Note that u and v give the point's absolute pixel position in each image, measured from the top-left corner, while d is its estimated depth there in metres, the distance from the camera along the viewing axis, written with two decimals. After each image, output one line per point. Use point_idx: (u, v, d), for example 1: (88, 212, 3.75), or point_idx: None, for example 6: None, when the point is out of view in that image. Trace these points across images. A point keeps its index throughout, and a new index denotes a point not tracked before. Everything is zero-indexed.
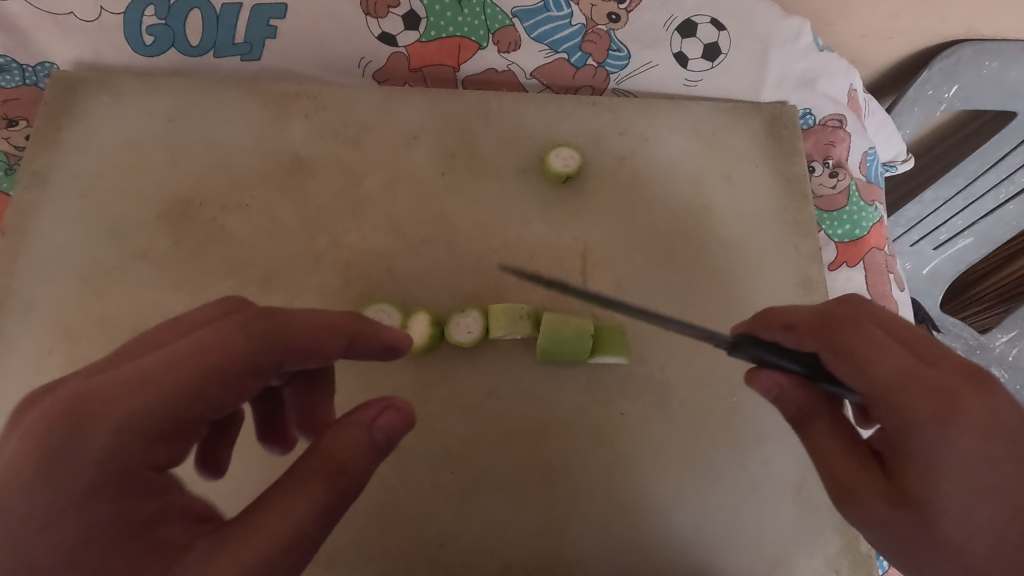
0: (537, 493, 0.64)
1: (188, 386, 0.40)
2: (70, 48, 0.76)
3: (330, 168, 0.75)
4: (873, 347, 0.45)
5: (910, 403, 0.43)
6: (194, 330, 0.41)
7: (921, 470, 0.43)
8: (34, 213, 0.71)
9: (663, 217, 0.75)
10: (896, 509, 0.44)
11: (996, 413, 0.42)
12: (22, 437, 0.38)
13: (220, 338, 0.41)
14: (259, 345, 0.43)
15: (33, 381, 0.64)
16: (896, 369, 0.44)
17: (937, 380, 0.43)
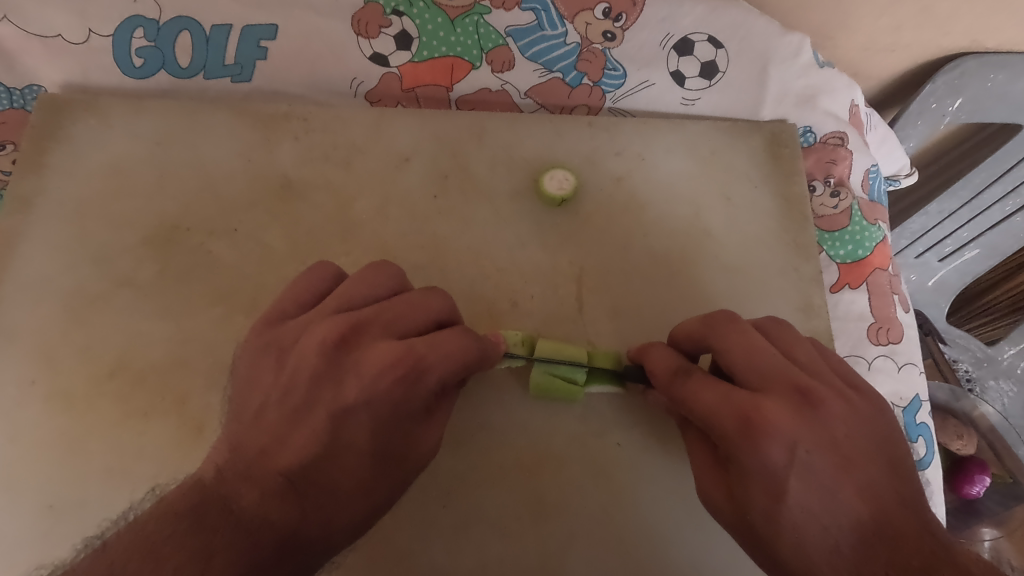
0: (531, 529, 0.62)
1: (394, 411, 0.52)
2: (59, 70, 0.75)
3: (320, 191, 0.73)
4: (696, 388, 0.53)
5: (723, 429, 0.50)
6: (397, 369, 0.51)
7: (740, 477, 0.51)
8: (18, 238, 0.70)
9: (659, 240, 0.73)
10: (727, 503, 0.52)
11: (800, 428, 0.49)
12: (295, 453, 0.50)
13: (414, 374, 0.52)
14: (430, 376, 0.52)
15: (15, 413, 0.63)
16: (713, 402, 0.51)
17: (749, 404, 0.50)
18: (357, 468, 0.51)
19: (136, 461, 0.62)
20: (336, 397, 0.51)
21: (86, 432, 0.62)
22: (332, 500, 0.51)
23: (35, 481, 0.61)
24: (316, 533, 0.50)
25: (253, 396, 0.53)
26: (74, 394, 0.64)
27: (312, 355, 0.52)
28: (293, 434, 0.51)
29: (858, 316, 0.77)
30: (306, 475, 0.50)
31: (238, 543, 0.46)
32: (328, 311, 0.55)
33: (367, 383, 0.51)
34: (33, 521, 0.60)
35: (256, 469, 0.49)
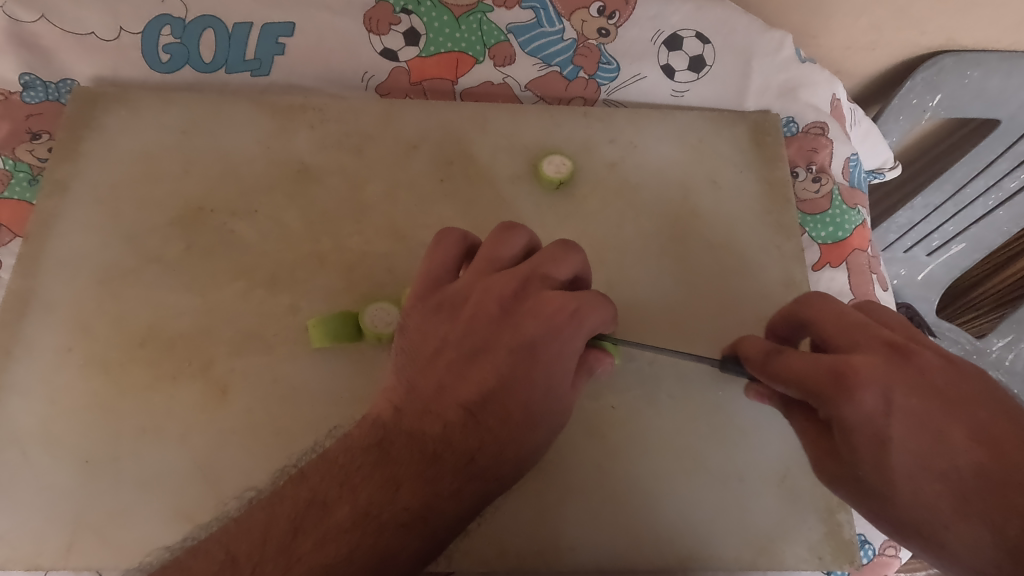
0: (532, 484, 0.67)
1: (558, 350, 0.54)
2: (91, 65, 0.81)
3: (334, 176, 0.78)
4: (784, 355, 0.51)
5: (814, 390, 0.48)
6: (561, 311, 0.54)
7: (845, 438, 0.48)
8: (55, 219, 0.75)
9: (650, 220, 0.79)
10: (839, 470, 0.50)
11: (902, 383, 0.46)
12: (474, 389, 0.53)
13: (580, 317, 0.54)
14: (588, 326, 0.55)
15: (55, 377, 0.68)
16: (805, 366, 0.49)
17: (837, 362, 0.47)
18: (528, 401, 0.54)
19: (167, 420, 0.66)
20: (513, 339, 0.54)
21: (119, 395, 0.67)
22: (506, 432, 0.53)
23: (73, 439, 0.66)
24: (498, 465, 0.53)
25: (429, 343, 0.56)
26: (108, 360, 0.69)
27: (492, 308, 0.55)
28: (473, 372, 0.54)
29: (837, 292, 0.82)
30: (475, 422, 0.52)
31: (424, 472, 0.50)
32: (475, 266, 0.58)
33: (543, 325, 0.54)
34: (71, 474, 0.65)
35: (434, 404, 0.53)
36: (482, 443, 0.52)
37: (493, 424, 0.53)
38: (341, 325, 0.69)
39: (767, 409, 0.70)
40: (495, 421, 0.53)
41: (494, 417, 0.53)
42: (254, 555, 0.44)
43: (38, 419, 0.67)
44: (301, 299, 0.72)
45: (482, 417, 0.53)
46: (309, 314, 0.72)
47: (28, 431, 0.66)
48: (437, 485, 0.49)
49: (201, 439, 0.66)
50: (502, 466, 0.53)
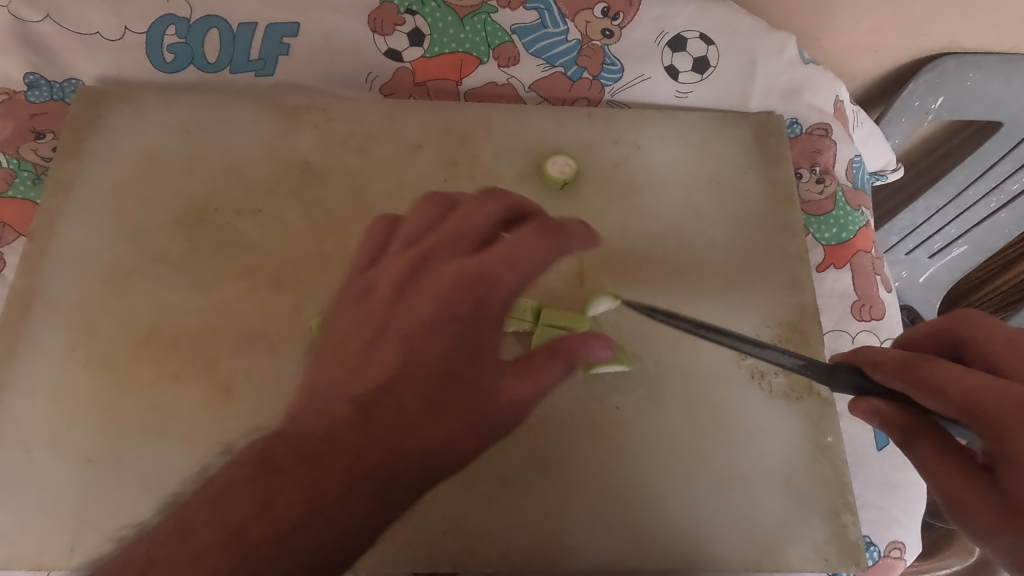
0: (536, 483, 0.66)
1: (471, 314, 0.49)
2: (95, 64, 0.81)
3: (338, 175, 0.78)
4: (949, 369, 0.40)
5: (989, 414, 0.38)
6: (465, 266, 0.50)
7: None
8: (59, 218, 0.75)
9: (654, 220, 0.79)
10: (996, 514, 0.38)
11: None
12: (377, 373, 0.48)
13: (472, 273, 0.50)
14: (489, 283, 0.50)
15: (58, 376, 0.68)
16: (986, 382, 0.39)
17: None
18: (430, 388, 0.48)
19: (170, 420, 0.66)
20: (405, 317, 0.50)
21: (122, 394, 0.67)
22: (407, 425, 0.46)
23: (76, 438, 0.66)
24: (400, 465, 0.45)
25: (335, 336, 0.52)
26: (112, 359, 0.69)
27: (440, 272, 0.51)
28: (377, 357, 0.49)
29: (841, 293, 0.82)
30: (396, 394, 0.47)
31: (306, 478, 0.42)
32: (439, 231, 0.54)
33: (436, 299, 0.50)
34: (74, 473, 0.65)
35: (324, 402, 0.47)
36: (395, 418, 0.46)
37: (396, 420, 0.46)
38: None
39: (772, 408, 0.70)
40: (400, 412, 0.47)
41: (413, 392, 0.47)
42: (119, 570, 0.38)
43: (41, 418, 0.66)
44: (306, 299, 0.72)
45: (379, 411, 0.46)
46: (313, 314, 0.71)
47: (33, 430, 0.66)
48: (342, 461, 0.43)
49: (204, 438, 0.66)
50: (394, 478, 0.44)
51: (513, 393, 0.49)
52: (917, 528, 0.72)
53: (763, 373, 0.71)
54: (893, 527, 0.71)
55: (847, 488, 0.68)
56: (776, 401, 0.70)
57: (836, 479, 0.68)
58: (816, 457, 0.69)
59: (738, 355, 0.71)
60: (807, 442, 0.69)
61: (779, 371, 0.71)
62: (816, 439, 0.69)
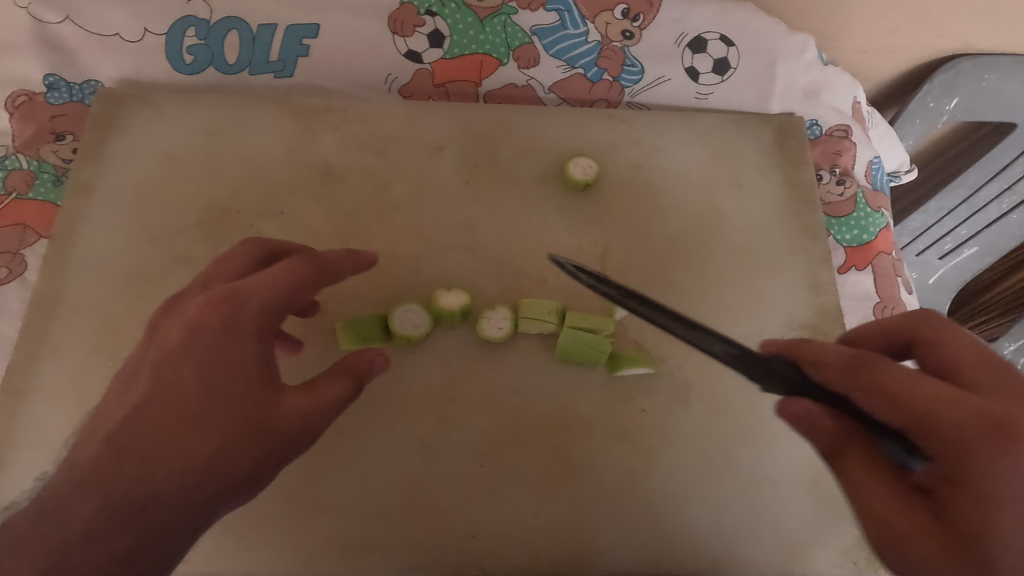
0: (563, 487, 0.66)
1: (214, 338, 0.48)
2: (115, 66, 0.81)
3: (359, 177, 0.78)
4: (901, 378, 0.41)
5: (939, 430, 0.39)
6: (240, 290, 0.50)
7: (972, 500, 0.38)
8: (80, 219, 0.75)
9: (676, 222, 0.78)
10: (939, 541, 0.39)
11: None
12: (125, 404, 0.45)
13: (227, 294, 0.50)
14: (245, 307, 0.49)
15: (81, 378, 0.68)
16: (937, 398, 0.40)
17: (978, 402, 0.40)
18: (171, 414, 0.45)
19: None
20: (155, 346, 0.48)
21: None
22: (155, 455, 0.44)
23: None
24: (155, 481, 0.43)
25: (154, 370, 0.47)
26: None
27: (246, 312, 0.49)
28: (125, 389, 0.46)
29: (863, 295, 0.82)
30: (127, 427, 0.44)
31: (89, 489, 0.41)
32: (250, 276, 0.52)
33: (184, 324, 0.48)
34: None
35: (83, 437, 0.44)
36: (145, 438, 0.44)
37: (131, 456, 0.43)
38: (370, 327, 0.69)
39: None
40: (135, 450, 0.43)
41: (179, 413, 0.45)
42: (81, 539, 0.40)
43: (67, 421, 0.66)
44: (328, 302, 0.72)
45: (116, 444, 0.43)
46: (336, 316, 0.71)
47: (57, 434, 0.66)
48: (105, 480, 0.42)
49: None
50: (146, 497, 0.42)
51: (297, 407, 0.49)
52: None
53: None
54: None
55: None
56: None
57: None
58: None
59: None
60: None
61: None
62: None
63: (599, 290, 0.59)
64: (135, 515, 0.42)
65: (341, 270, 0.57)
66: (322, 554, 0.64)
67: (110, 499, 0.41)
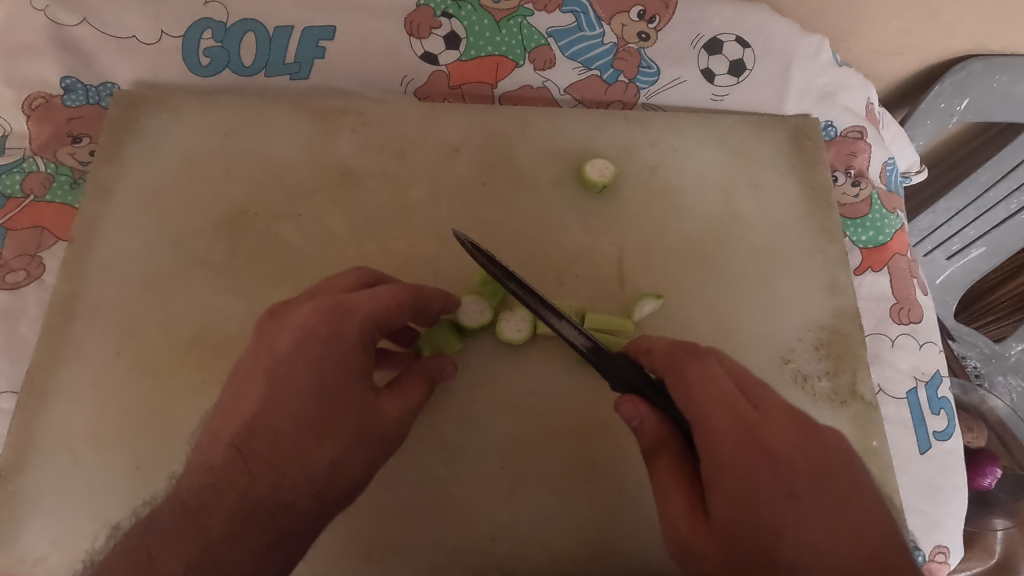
0: (585, 489, 0.66)
1: (322, 355, 0.52)
2: (132, 68, 0.81)
3: (376, 179, 0.78)
4: (701, 378, 0.49)
5: (713, 427, 0.46)
6: (342, 307, 0.54)
7: (727, 496, 0.44)
8: (99, 222, 0.75)
9: (693, 224, 0.78)
10: (700, 532, 0.46)
11: (779, 433, 0.46)
12: (252, 406, 0.52)
13: (330, 312, 0.53)
14: (341, 325, 0.53)
15: (102, 381, 0.68)
16: (715, 398, 0.48)
17: (742, 407, 0.47)
18: (298, 414, 0.51)
19: None
20: (271, 354, 0.53)
21: (167, 399, 0.67)
22: (284, 460, 0.50)
23: (122, 444, 0.65)
24: (288, 475, 0.50)
25: (271, 376, 0.52)
26: (156, 363, 0.68)
27: (351, 329, 0.53)
28: (248, 394, 0.52)
29: (880, 296, 0.82)
30: (251, 431, 0.51)
31: (232, 491, 0.48)
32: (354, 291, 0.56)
33: (296, 333, 0.53)
34: (122, 478, 0.64)
35: (216, 437, 0.51)
36: (268, 442, 0.50)
37: (266, 452, 0.50)
38: (443, 335, 0.69)
39: (817, 413, 0.71)
40: (271, 448, 0.50)
41: (295, 423, 0.51)
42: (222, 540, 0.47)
43: (88, 423, 0.66)
44: None
45: (253, 446, 0.50)
46: None
47: (78, 436, 0.66)
48: (238, 481, 0.49)
49: None
50: (280, 494, 0.49)
51: (392, 411, 0.55)
52: (958, 530, 0.75)
53: (806, 377, 0.72)
54: (938, 530, 0.74)
55: (894, 493, 0.69)
56: (821, 406, 0.71)
57: (883, 484, 0.69)
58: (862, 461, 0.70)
59: (781, 359, 0.73)
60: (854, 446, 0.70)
61: (822, 375, 0.72)
62: (861, 443, 0.70)
63: (487, 269, 0.65)
64: (272, 515, 0.49)
65: (432, 300, 0.60)
66: (347, 555, 0.64)
67: (245, 503, 0.48)
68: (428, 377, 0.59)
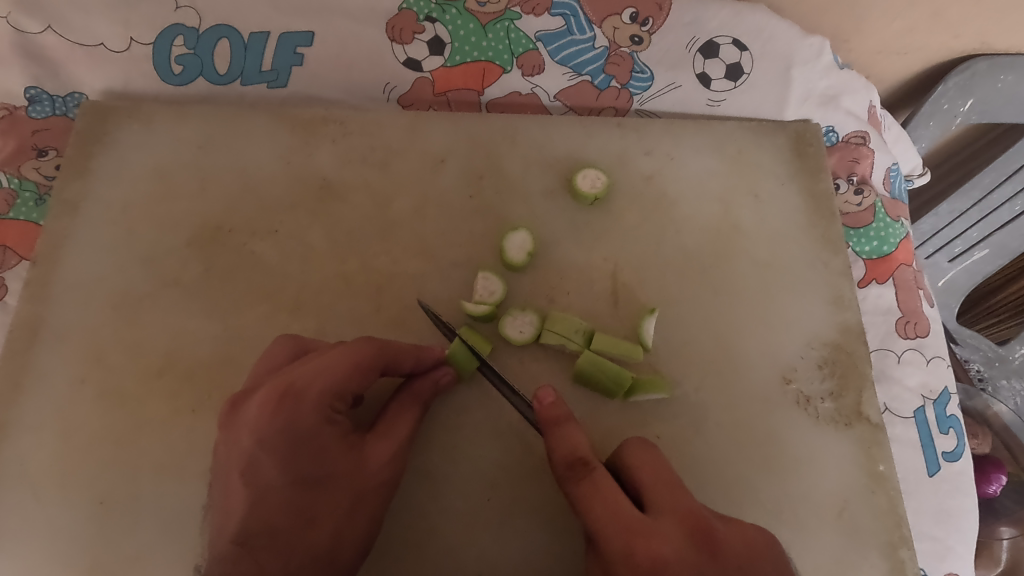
0: (576, 522, 0.63)
1: (288, 441, 0.53)
2: (100, 77, 0.77)
3: (357, 192, 0.75)
4: (589, 490, 0.51)
5: (605, 542, 0.49)
6: (291, 389, 0.53)
7: None
8: (65, 241, 0.71)
9: (690, 236, 0.75)
10: None
11: (668, 541, 0.47)
12: (238, 501, 0.53)
13: (280, 399, 0.53)
14: (298, 408, 0.53)
15: (67, 411, 0.64)
16: (603, 513, 0.50)
17: (630, 516, 0.49)
18: (286, 502, 0.53)
19: (187, 456, 0.63)
20: (238, 452, 0.53)
21: (136, 429, 0.64)
22: (286, 546, 0.53)
23: (89, 478, 0.62)
24: (296, 558, 0.53)
25: (245, 471, 0.53)
26: (123, 392, 0.65)
27: (308, 410, 0.53)
28: (230, 492, 0.53)
29: (885, 310, 0.78)
30: (247, 527, 0.52)
31: None
32: (299, 364, 0.55)
33: (254, 426, 0.53)
34: (88, 515, 0.61)
35: (215, 538, 0.53)
36: (265, 534, 0.53)
37: (267, 542, 0.53)
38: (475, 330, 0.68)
39: (821, 434, 0.68)
40: (271, 537, 0.53)
41: (286, 511, 0.53)
42: None
43: (51, 457, 0.63)
44: (328, 325, 0.69)
45: (253, 541, 0.52)
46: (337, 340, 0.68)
47: (41, 470, 0.62)
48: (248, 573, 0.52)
49: None
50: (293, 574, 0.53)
51: (381, 460, 0.57)
52: (970, 557, 0.72)
53: (809, 397, 0.69)
54: (949, 557, 0.71)
55: (903, 520, 0.66)
56: (825, 427, 0.68)
57: (891, 510, 0.66)
58: (870, 486, 0.66)
59: (783, 378, 0.69)
60: (860, 470, 0.67)
61: (826, 396, 0.69)
62: (868, 467, 0.67)
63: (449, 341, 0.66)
64: None
65: (401, 354, 0.59)
66: None
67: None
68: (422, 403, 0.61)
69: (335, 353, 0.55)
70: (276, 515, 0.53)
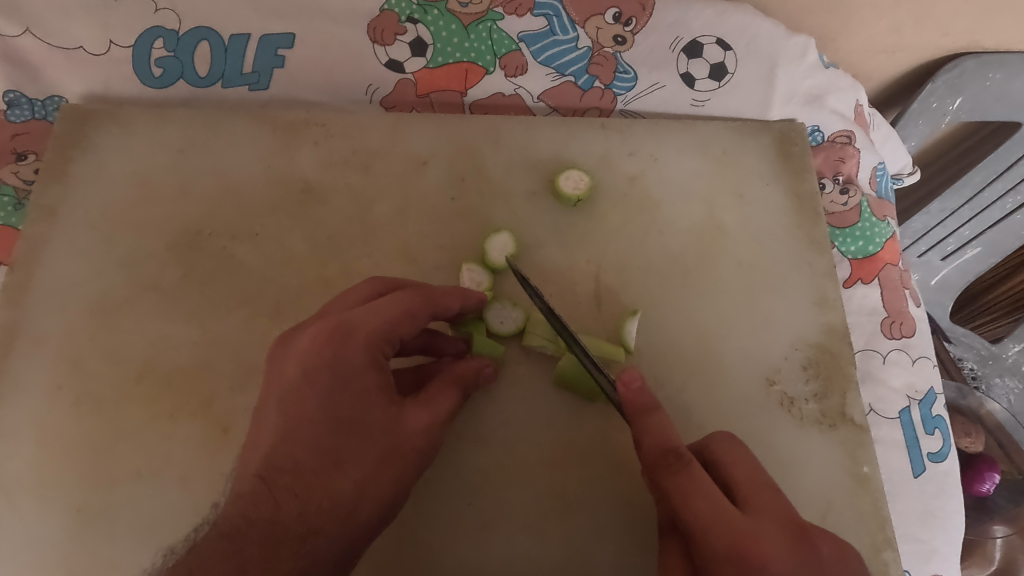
0: (556, 526, 0.62)
1: (329, 378, 0.52)
2: (79, 80, 0.76)
3: (338, 195, 0.74)
4: (689, 488, 0.46)
5: (709, 545, 0.44)
6: (341, 326, 0.52)
7: None
8: (43, 246, 0.71)
9: (675, 237, 0.75)
10: None
11: (777, 548, 0.44)
12: (269, 433, 0.53)
13: (329, 337, 0.52)
14: (343, 346, 0.52)
15: (44, 417, 0.64)
16: (704, 511, 0.45)
17: (735, 517, 0.45)
18: (315, 440, 0.52)
19: (164, 463, 0.62)
20: (279, 382, 0.53)
21: (113, 435, 0.63)
22: (310, 486, 0.52)
23: (66, 484, 0.62)
24: (317, 502, 0.52)
25: (284, 404, 0.52)
26: (100, 398, 0.64)
27: (355, 348, 0.52)
28: (264, 422, 0.53)
29: (871, 310, 0.78)
30: (274, 461, 0.52)
31: (260, 527, 0.50)
32: (356, 305, 0.55)
33: (300, 357, 0.53)
34: (64, 522, 0.61)
35: (239, 471, 0.53)
36: (289, 470, 0.52)
37: (289, 479, 0.52)
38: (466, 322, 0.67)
39: (805, 436, 0.67)
40: (293, 475, 0.52)
41: (314, 450, 0.52)
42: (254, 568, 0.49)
43: (28, 463, 0.62)
44: None
45: (276, 476, 0.52)
46: None
47: (18, 477, 0.62)
48: (265, 511, 0.51)
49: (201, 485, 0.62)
50: (310, 519, 0.51)
51: (417, 422, 0.55)
52: (955, 558, 0.72)
53: (793, 399, 0.69)
54: (934, 559, 0.70)
55: (887, 523, 0.65)
56: (809, 429, 0.68)
57: (875, 513, 0.65)
58: (854, 488, 0.66)
59: (767, 381, 0.69)
60: (844, 471, 0.66)
61: (810, 397, 0.69)
62: (852, 468, 0.66)
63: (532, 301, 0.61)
64: (303, 543, 0.51)
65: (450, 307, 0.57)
66: None
67: (274, 531, 0.50)
68: (465, 380, 0.59)
69: (391, 298, 0.54)
70: (304, 455, 0.52)
